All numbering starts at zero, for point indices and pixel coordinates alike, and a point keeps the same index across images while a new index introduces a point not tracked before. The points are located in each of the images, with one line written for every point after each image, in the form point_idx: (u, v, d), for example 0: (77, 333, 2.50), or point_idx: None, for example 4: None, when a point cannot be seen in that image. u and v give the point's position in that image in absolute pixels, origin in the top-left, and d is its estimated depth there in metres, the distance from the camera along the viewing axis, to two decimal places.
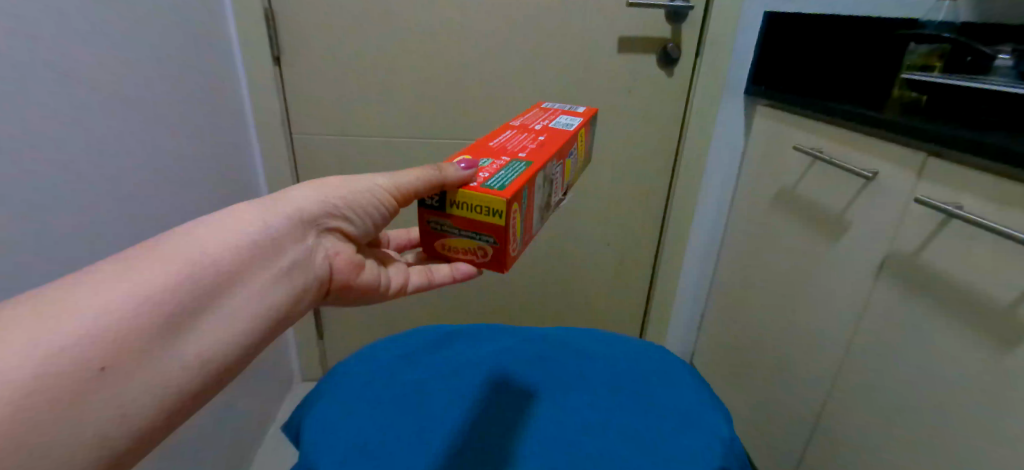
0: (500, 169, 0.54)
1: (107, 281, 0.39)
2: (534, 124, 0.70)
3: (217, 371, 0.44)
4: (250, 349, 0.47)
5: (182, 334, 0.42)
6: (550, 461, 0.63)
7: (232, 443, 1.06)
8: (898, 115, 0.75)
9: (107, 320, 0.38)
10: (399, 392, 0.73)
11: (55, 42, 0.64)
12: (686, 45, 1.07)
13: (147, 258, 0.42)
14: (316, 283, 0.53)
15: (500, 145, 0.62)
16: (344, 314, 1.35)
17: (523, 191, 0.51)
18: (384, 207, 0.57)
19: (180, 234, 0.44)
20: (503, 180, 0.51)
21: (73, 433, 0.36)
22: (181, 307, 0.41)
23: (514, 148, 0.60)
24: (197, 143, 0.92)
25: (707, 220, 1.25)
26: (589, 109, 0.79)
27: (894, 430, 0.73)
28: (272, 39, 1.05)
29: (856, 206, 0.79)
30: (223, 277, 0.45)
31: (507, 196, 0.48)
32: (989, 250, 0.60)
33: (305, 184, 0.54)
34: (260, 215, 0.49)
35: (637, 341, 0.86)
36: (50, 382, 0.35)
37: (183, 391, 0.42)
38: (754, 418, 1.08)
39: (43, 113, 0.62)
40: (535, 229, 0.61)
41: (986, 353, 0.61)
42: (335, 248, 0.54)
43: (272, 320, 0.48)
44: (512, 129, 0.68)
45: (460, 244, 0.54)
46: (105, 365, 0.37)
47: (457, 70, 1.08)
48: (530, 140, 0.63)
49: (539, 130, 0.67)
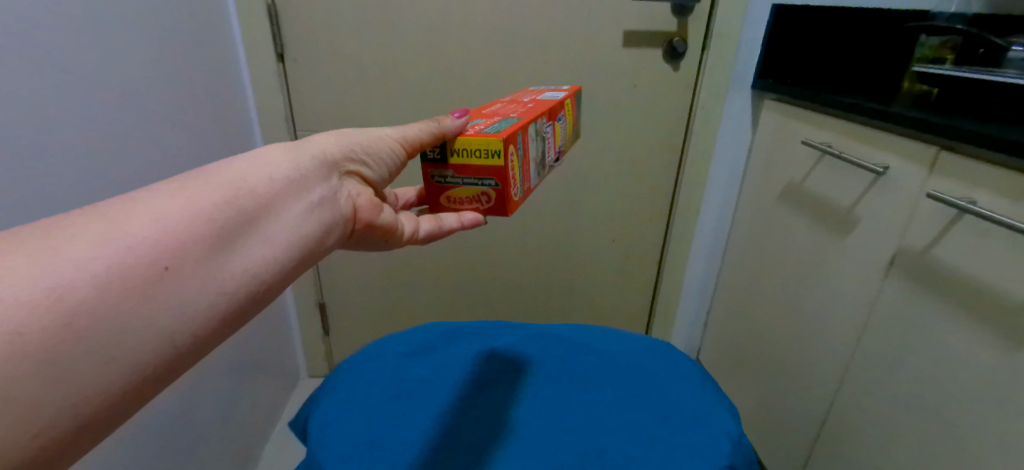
0: (493, 122, 0.58)
1: (144, 201, 0.38)
2: (523, 98, 0.72)
3: (251, 296, 0.42)
4: (282, 278, 0.45)
5: (228, 250, 0.41)
6: (557, 459, 0.63)
7: (238, 439, 1.06)
8: (909, 109, 0.74)
9: (154, 230, 0.37)
10: (404, 390, 0.72)
11: (55, 40, 0.64)
12: (692, 39, 1.06)
13: (185, 182, 0.41)
14: (344, 222, 0.51)
15: (493, 111, 0.65)
16: (349, 311, 1.35)
17: (517, 136, 0.55)
18: (397, 155, 0.57)
19: (215, 165, 0.44)
20: (497, 128, 0.55)
21: (83, 368, 0.34)
22: (225, 224, 0.41)
23: (505, 111, 0.64)
24: (201, 141, 0.92)
25: (713, 215, 1.24)
26: (574, 86, 0.80)
27: (903, 427, 0.72)
28: (275, 36, 1.04)
29: (866, 201, 0.78)
30: (263, 201, 0.44)
31: (503, 136, 0.52)
32: (1002, 245, 0.59)
33: (323, 132, 0.54)
34: (290, 151, 0.49)
35: (642, 338, 0.86)
36: (69, 302, 0.33)
37: (215, 315, 0.40)
38: (761, 415, 1.07)
39: (43, 111, 0.63)
40: (535, 183, 0.64)
41: (998, 349, 0.60)
42: (358, 190, 0.54)
43: (306, 250, 0.47)
44: (502, 102, 0.70)
45: (464, 194, 0.57)
46: (158, 271, 0.36)
47: (461, 66, 1.08)
48: (521, 106, 0.66)
49: (528, 100, 0.69)
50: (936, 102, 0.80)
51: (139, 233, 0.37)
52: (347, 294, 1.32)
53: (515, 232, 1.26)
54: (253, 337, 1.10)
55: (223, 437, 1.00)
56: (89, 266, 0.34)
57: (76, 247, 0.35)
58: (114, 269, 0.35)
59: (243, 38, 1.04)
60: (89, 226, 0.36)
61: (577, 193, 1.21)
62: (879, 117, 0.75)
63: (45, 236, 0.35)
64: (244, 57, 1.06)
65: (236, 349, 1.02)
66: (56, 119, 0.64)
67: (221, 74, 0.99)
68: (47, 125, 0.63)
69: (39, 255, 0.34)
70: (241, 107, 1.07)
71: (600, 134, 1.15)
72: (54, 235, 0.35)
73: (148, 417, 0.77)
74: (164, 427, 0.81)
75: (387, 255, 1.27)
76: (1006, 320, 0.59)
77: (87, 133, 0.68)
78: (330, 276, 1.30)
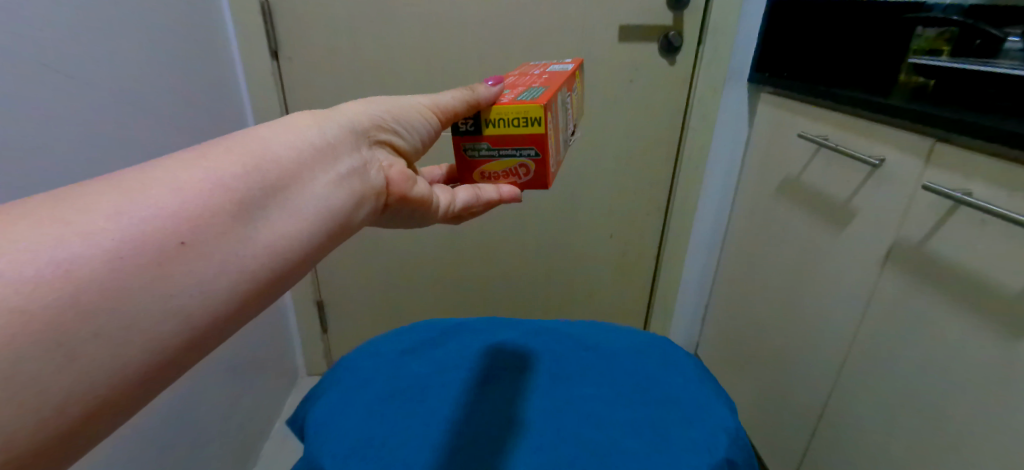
0: (523, 91, 0.58)
1: (172, 169, 0.38)
2: (534, 70, 0.70)
3: (282, 267, 0.41)
4: (314, 249, 0.44)
5: (255, 218, 0.40)
6: (560, 451, 0.63)
7: (237, 437, 1.06)
8: (905, 100, 0.73)
9: (176, 198, 0.36)
10: (401, 387, 0.73)
11: (48, 38, 0.64)
12: (688, 33, 1.06)
13: (212, 150, 0.40)
14: (376, 193, 0.50)
15: (510, 82, 0.64)
16: (347, 309, 1.35)
17: (551, 103, 0.55)
18: (430, 126, 0.56)
19: (243, 133, 0.43)
20: (531, 96, 0.55)
21: (105, 341, 0.33)
22: (251, 192, 0.40)
23: (525, 82, 0.63)
24: (196, 140, 0.92)
25: (711, 209, 1.24)
26: (577, 61, 0.79)
27: (901, 418, 0.73)
28: (270, 34, 1.04)
29: (862, 193, 0.78)
30: (292, 169, 0.43)
31: (543, 102, 0.53)
32: (998, 235, 0.59)
33: (351, 102, 0.53)
34: (316, 120, 0.48)
35: (643, 332, 0.86)
36: (95, 271, 0.33)
37: (245, 285, 0.38)
38: (760, 409, 1.08)
39: (36, 110, 0.62)
40: (562, 153, 0.64)
41: (995, 341, 0.60)
42: (388, 161, 0.53)
43: (338, 220, 0.45)
44: (514, 75, 0.69)
45: (500, 167, 0.57)
46: (180, 242, 0.35)
47: (457, 63, 1.08)
48: (538, 77, 0.65)
49: (542, 71, 0.68)
50: (933, 94, 0.80)
51: (169, 203, 0.36)
52: (345, 292, 1.32)
53: (513, 228, 1.26)
54: (251, 336, 1.10)
55: (222, 435, 1.00)
56: (97, 239, 0.33)
57: (86, 219, 0.33)
58: (129, 240, 0.34)
59: (237, 36, 1.04)
60: (103, 196, 0.35)
61: (574, 188, 1.21)
62: (874, 108, 0.75)
63: (54, 208, 0.34)
64: (238, 55, 1.06)
65: (234, 349, 1.02)
66: (50, 120, 0.64)
67: (215, 73, 0.99)
68: (40, 125, 0.63)
69: (46, 227, 0.32)
70: (236, 107, 1.06)
71: (596, 129, 1.15)
72: (62, 206, 0.34)
73: (146, 417, 0.77)
74: (163, 427, 0.81)
75: (385, 253, 1.27)
76: (1003, 311, 0.59)
77: (82, 134, 0.68)
78: (328, 274, 1.30)
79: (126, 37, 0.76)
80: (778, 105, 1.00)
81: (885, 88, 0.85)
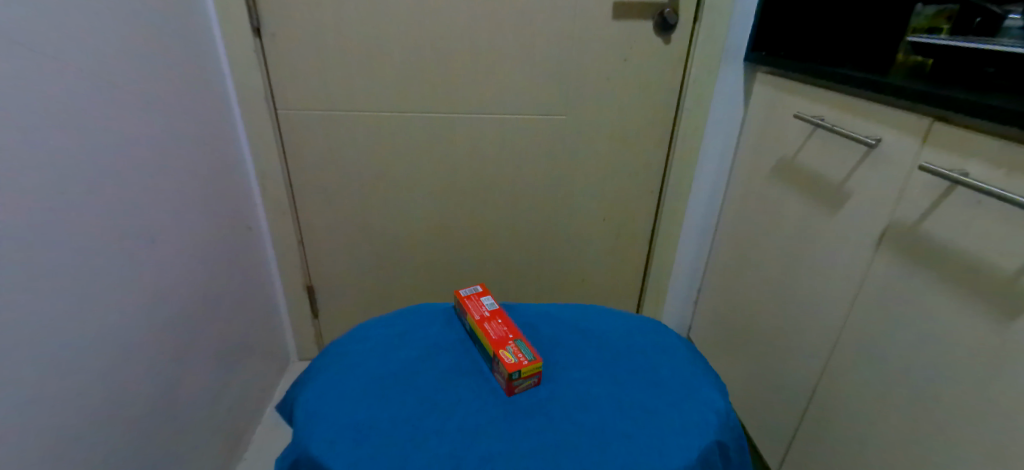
0: (513, 353, 0.70)
1: None
2: (485, 314, 0.79)
3: None
4: None
5: None
6: (547, 437, 0.62)
7: (229, 423, 1.06)
8: (902, 79, 0.72)
9: None
10: (390, 372, 0.72)
11: (37, 16, 0.61)
12: (684, 10, 1.03)
13: None
14: None
15: (496, 337, 0.74)
16: (337, 292, 1.34)
17: (535, 351, 0.73)
18: None
19: None
20: (525, 355, 0.70)
21: None
22: None
23: (499, 333, 0.75)
24: (183, 120, 0.89)
25: (706, 191, 1.23)
26: (483, 287, 0.86)
27: (890, 399, 0.73)
28: (251, 11, 0.99)
29: (857, 176, 0.77)
30: None
31: (541, 360, 0.69)
32: (995, 216, 0.58)
33: None
34: None
35: (634, 316, 0.85)
36: None
37: None
38: (749, 391, 1.08)
39: (22, 91, 0.59)
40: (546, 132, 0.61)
41: (988, 323, 0.60)
42: None
43: None
44: (477, 322, 0.78)
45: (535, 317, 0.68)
46: None
47: (448, 42, 1.04)
48: (502, 331, 0.76)
49: (493, 315, 0.79)
50: (931, 73, 0.79)
51: None
52: (338, 276, 1.31)
53: (506, 213, 1.24)
54: (240, 323, 1.09)
55: (213, 421, 0.99)
56: None
57: None
58: None
59: (218, 15, 0.98)
60: None
61: (568, 170, 1.20)
62: (874, 88, 0.73)
63: None
64: (220, 34, 1.01)
65: (222, 336, 1.01)
66: (21, 117, 0.59)
67: (196, 57, 0.94)
68: (27, 108, 0.60)
69: None
70: (221, 91, 1.02)
71: (591, 110, 1.13)
72: None
73: (133, 404, 0.76)
74: (149, 419, 0.80)
75: (377, 237, 1.26)
76: (997, 294, 0.59)
77: (61, 138, 0.64)
78: (318, 258, 1.28)
79: (114, 21, 0.73)
80: (774, 86, 0.98)
81: (883, 67, 0.84)
